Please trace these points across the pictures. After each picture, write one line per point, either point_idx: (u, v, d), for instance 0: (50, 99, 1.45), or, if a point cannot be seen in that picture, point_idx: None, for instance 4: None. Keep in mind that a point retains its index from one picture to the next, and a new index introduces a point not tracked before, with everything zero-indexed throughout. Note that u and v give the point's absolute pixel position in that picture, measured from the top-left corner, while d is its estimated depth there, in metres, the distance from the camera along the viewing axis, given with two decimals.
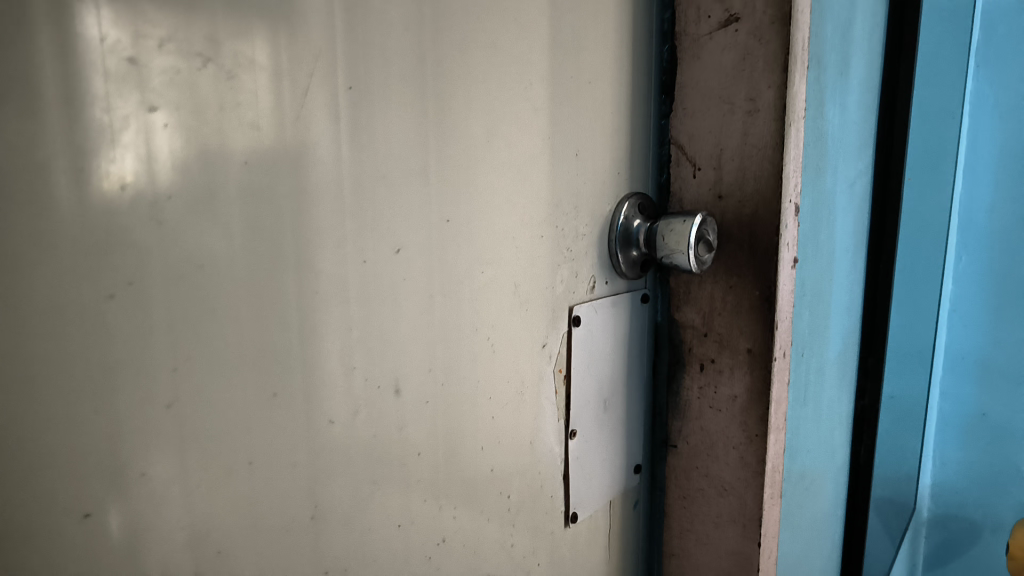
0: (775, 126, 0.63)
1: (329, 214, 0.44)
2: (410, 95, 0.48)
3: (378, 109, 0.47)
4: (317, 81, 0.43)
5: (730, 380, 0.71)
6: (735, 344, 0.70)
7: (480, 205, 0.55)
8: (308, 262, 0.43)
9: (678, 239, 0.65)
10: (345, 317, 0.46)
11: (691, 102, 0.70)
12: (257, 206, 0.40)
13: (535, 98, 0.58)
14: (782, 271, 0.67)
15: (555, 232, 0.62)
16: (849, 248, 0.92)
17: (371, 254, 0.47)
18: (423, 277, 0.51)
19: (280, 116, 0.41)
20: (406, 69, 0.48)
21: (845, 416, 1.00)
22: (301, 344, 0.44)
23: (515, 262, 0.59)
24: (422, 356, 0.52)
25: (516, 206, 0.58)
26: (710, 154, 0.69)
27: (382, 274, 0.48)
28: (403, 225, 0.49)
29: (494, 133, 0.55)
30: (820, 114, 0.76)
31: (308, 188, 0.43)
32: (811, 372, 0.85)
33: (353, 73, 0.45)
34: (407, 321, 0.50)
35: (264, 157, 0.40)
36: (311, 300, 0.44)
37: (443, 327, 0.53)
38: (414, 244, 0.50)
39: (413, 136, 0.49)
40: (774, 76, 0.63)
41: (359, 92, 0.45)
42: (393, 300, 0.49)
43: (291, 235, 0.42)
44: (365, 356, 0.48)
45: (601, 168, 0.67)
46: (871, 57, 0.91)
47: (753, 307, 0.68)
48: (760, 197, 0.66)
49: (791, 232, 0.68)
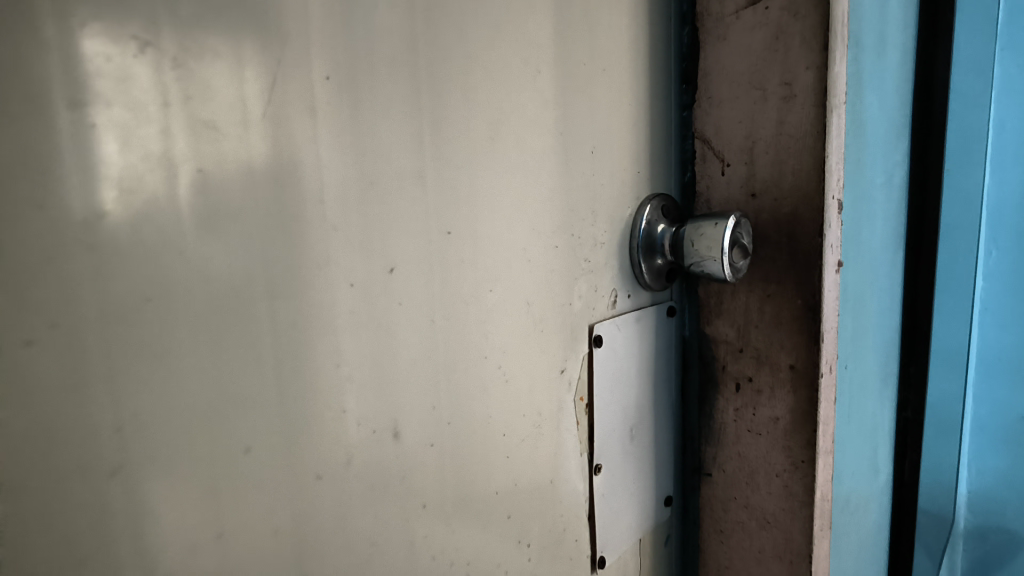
0: (814, 112, 0.56)
1: (311, 228, 0.37)
2: (403, 88, 0.41)
3: (360, 100, 0.39)
4: (288, 66, 0.35)
5: (771, 400, 0.63)
6: (776, 360, 0.63)
7: (486, 212, 0.48)
8: (286, 285, 0.36)
9: (709, 244, 0.58)
10: (331, 350, 0.38)
11: (717, 91, 0.63)
12: (219, 222, 0.33)
13: (544, 88, 0.51)
14: (828, 277, 0.59)
15: (572, 240, 0.55)
16: (888, 249, 0.85)
17: (363, 273, 0.40)
18: (424, 298, 0.43)
19: (241, 109, 0.33)
20: (396, 55, 0.41)
21: (886, 431, 0.93)
22: (279, 386, 0.36)
23: (529, 277, 0.51)
24: (428, 391, 0.44)
25: (527, 212, 0.51)
26: (741, 147, 0.62)
27: (374, 297, 0.41)
28: (399, 239, 0.42)
29: (499, 132, 0.48)
30: (856, 102, 0.69)
31: (279, 197, 0.35)
32: (853, 385, 0.78)
33: (332, 59, 0.37)
34: (406, 351, 0.43)
35: (225, 163, 0.33)
36: (288, 331, 0.36)
37: (448, 356, 0.45)
38: (410, 260, 0.42)
39: (405, 135, 0.42)
40: (812, 56, 0.56)
41: (342, 80, 0.38)
42: (388, 329, 0.41)
43: (264, 253, 0.35)
44: (357, 395, 0.40)
45: (619, 167, 0.59)
46: (905, 40, 0.84)
47: (795, 318, 0.61)
48: (799, 194, 0.58)
49: (835, 232, 0.60)
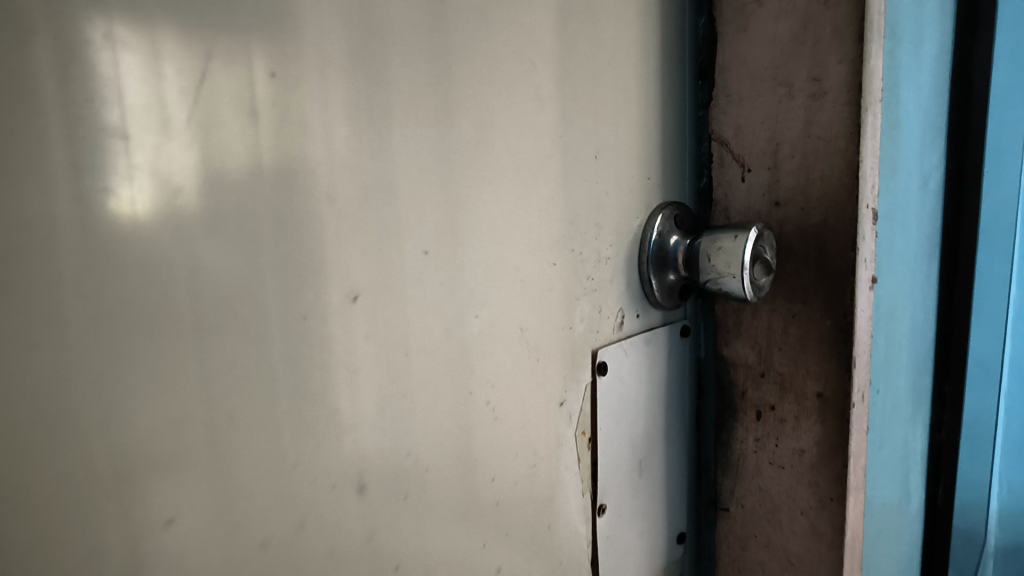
0: (847, 111, 0.50)
1: (244, 255, 0.30)
2: (370, 84, 0.35)
3: (316, 99, 0.33)
4: (199, 60, 0.28)
5: (795, 431, 0.57)
6: (801, 387, 0.56)
7: (472, 228, 0.42)
8: (215, 322, 0.30)
9: (727, 259, 0.52)
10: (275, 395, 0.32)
11: (737, 87, 0.57)
12: (120, 246, 0.26)
13: (540, 85, 0.45)
14: (860, 295, 0.53)
15: (573, 256, 0.49)
16: (921, 259, 0.78)
17: (320, 302, 0.34)
18: (395, 329, 0.37)
19: (155, 109, 0.27)
20: (360, 45, 0.35)
21: (917, 455, 0.86)
22: (209, 443, 0.30)
23: (523, 299, 0.45)
24: (401, 436, 0.38)
25: (519, 226, 0.45)
26: (763, 151, 0.56)
27: (333, 328, 0.34)
28: (366, 262, 0.36)
29: (484, 135, 0.42)
30: (890, 100, 0.63)
31: (201, 218, 0.29)
32: (884, 409, 0.71)
33: (281, 50, 0.31)
34: (372, 390, 0.37)
35: (128, 175, 0.26)
36: (220, 377, 0.30)
37: (428, 395, 0.40)
38: (378, 286, 0.36)
39: (372, 139, 0.36)
40: (845, 49, 0.50)
41: (291, 74, 0.32)
42: (353, 367, 0.35)
43: (185, 284, 0.29)
44: (311, 444, 0.34)
45: (627, 173, 0.53)
46: (942, 31, 0.77)
47: (823, 342, 0.55)
48: (830, 202, 0.52)
49: (869, 245, 0.54)
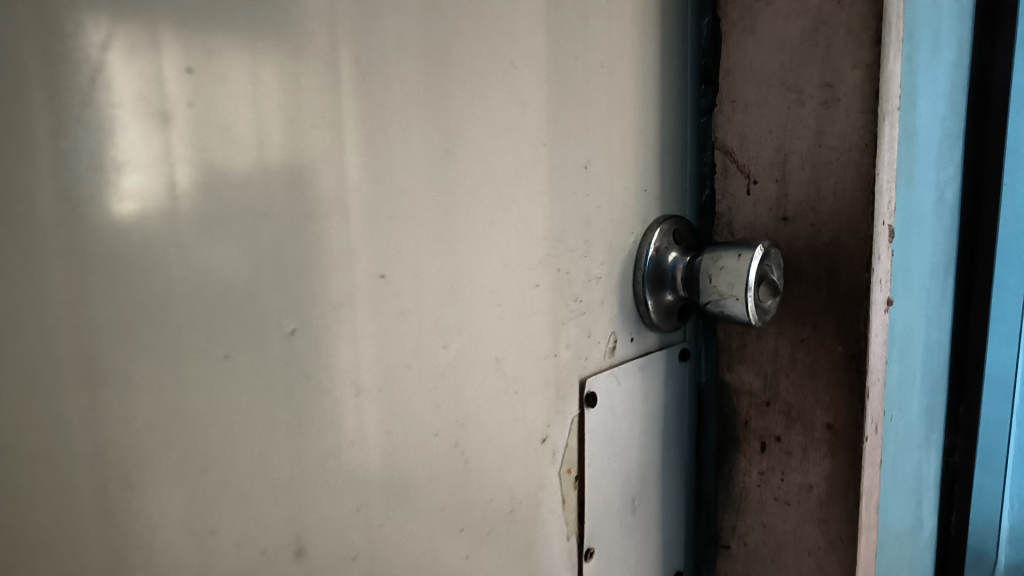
0: (862, 119, 0.46)
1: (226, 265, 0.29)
2: (316, 85, 0.31)
3: (247, 103, 0.28)
4: (191, 55, 0.27)
5: (802, 465, 0.53)
6: (809, 419, 0.52)
7: (439, 248, 0.37)
8: (166, 352, 0.27)
9: (730, 280, 0.47)
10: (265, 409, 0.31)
11: (741, 92, 0.53)
12: (77, 264, 0.25)
13: (520, 89, 0.41)
14: (874, 320, 0.49)
15: (559, 277, 0.45)
16: (938, 277, 0.73)
17: (250, 341, 0.30)
18: (343, 365, 0.34)
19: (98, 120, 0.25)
20: (304, 43, 0.30)
21: (931, 481, 0.81)
22: (102, 504, 0.26)
23: (499, 326, 0.41)
24: (348, 490, 0.35)
25: (496, 244, 0.41)
26: (771, 161, 0.51)
27: (261, 367, 0.30)
28: (307, 292, 0.32)
29: (455, 145, 0.38)
30: (907, 108, 0.58)
31: (175, 231, 0.27)
32: (898, 436, 0.67)
33: (200, 48, 0.27)
34: (313, 435, 0.33)
35: (81, 189, 0.24)
36: (119, 426, 0.26)
37: (383, 443, 0.36)
38: (321, 318, 0.32)
39: (319, 151, 0.31)
40: (860, 52, 0.46)
41: (214, 74, 0.27)
42: (290, 412, 0.32)
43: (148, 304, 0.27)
44: (236, 502, 0.30)
45: (620, 185, 0.49)
46: (963, 33, 0.72)
47: (834, 370, 0.50)
48: (843, 219, 0.48)
49: (885, 264, 0.49)
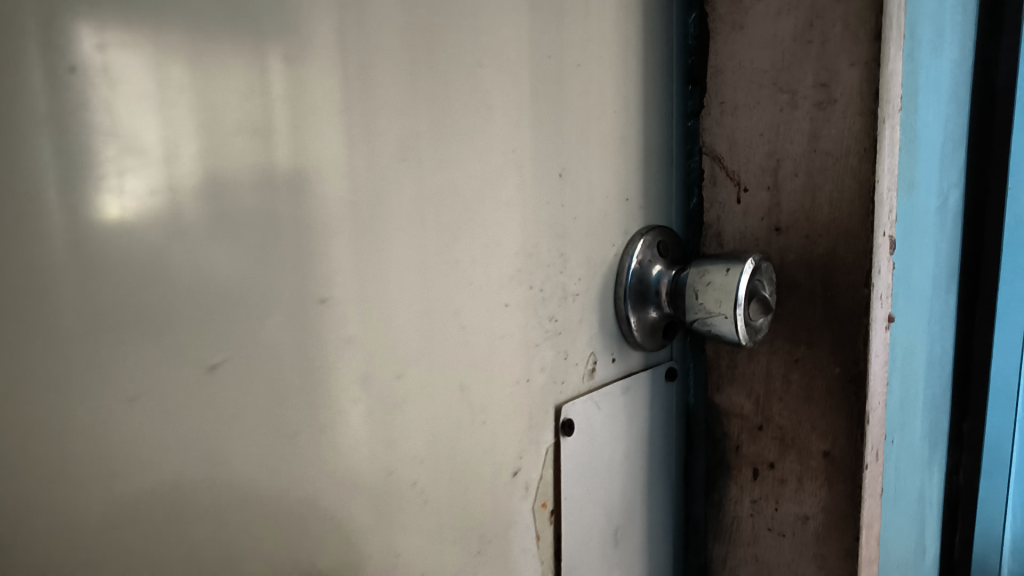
0: (861, 122, 0.43)
1: (226, 272, 0.28)
2: (235, 84, 0.27)
3: (147, 104, 0.25)
4: (180, 59, 0.26)
5: (798, 494, 0.49)
6: (805, 444, 0.48)
7: (390, 266, 0.33)
8: (51, 392, 0.24)
9: (718, 296, 0.44)
10: (260, 425, 0.29)
11: (731, 93, 0.49)
12: (9, 280, 0.23)
13: (483, 88, 0.37)
14: (874, 338, 0.45)
15: (531, 294, 0.41)
16: (939, 289, 0.69)
17: (157, 381, 0.26)
18: (277, 402, 0.30)
19: (69, 125, 0.23)
20: (222, 35, 0.27)
21: (934, 502, 0.78)
22: None
23: (463, 351, 0.37)
24: (286, 539, 0.31)
25: (460, 261, 0.37)
26: (762, 168, 0.48)
27: (170, 410, 0.27)
28: (230, 319, 0.28)
29: (409, 151, 0.34)
30: (909, 110, 0.55)
31: (167, 240, 0.26)
32: (900, 458, 0.63)
33: (87, 39, 0.23)
34: (239, 481, 0.29)
35: (44, 195, 0.23)
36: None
37: (329, 487, 0.32)
38: (248, 347, 0.29)
39: (241, 158, 0.28)
40: (859, 49, 0.42)
41: (105, 68, 0.24)
42: (213, 455, 0.28)
43: (139, 316, 0.26)
44: (145, 563, 0.27)
45: (599, 193, 0.45)
46: (965, 31, 0.69)
47: (831, 393, 0.46)
48: (841, 229, 0.45)
49: (886, 279, 0.46)
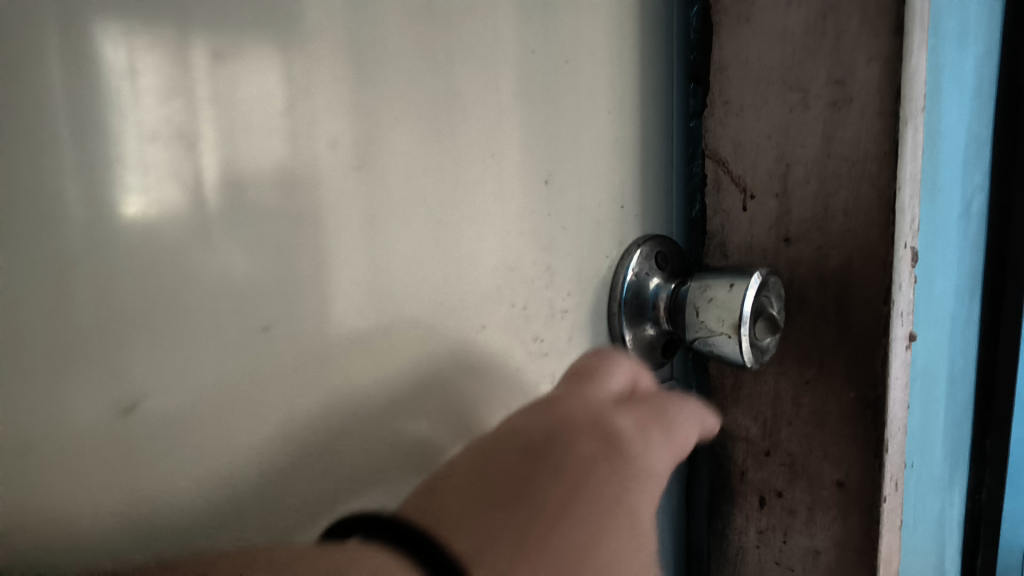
0: (880, 124, 0.39)
1: (241, 276, 0.27)
2: (150, 86, 0.24)
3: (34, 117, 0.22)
4: (99, 61, 0.23)
5: (808, 527, 0.45)
6: (817, 474, 0.44)
7: (344, 285, 0.30)
8: None
9: (721, 314, 0.40)
10: (299, 396, 0.29)
11: (736, 92, 0.45)
12: None
13: (457, 88, 0.33)
14: (895, 361, 0.41)
15: (512, 313, 0.38)
16: (962, 300, 0.65)
17: (62, 426, 0.23)
18: (208, 445, 0.27)
19: None
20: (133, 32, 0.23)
21: (955, 524, 0.74)
22: None
23: (432, 378, 0.35)
24: None
25: (429, 279, 0.33)
26: (770, 173, 0.44)
27: (77, 459, 0.24)
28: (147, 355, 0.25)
29: (364, 158, 0.30)
30: (932, 109, 0.50)
31: (85, 266, 0.23)
32: (919, 481, 0.59)
33: None
34: (169, 526, 0.26)
35: None
36: None
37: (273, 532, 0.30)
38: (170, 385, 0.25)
39: (156, 173, 0.24)
40: (878, 44, 0.38)
41: None
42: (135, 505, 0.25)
43: (134, 322, 0.24)
44: None
45: (591, 201, 0.42)
46: (995, 22, 0.64)
47: (845, 420, 0.43)
48: (857, 241, 0.41)
49: (907, 295, 0.42)
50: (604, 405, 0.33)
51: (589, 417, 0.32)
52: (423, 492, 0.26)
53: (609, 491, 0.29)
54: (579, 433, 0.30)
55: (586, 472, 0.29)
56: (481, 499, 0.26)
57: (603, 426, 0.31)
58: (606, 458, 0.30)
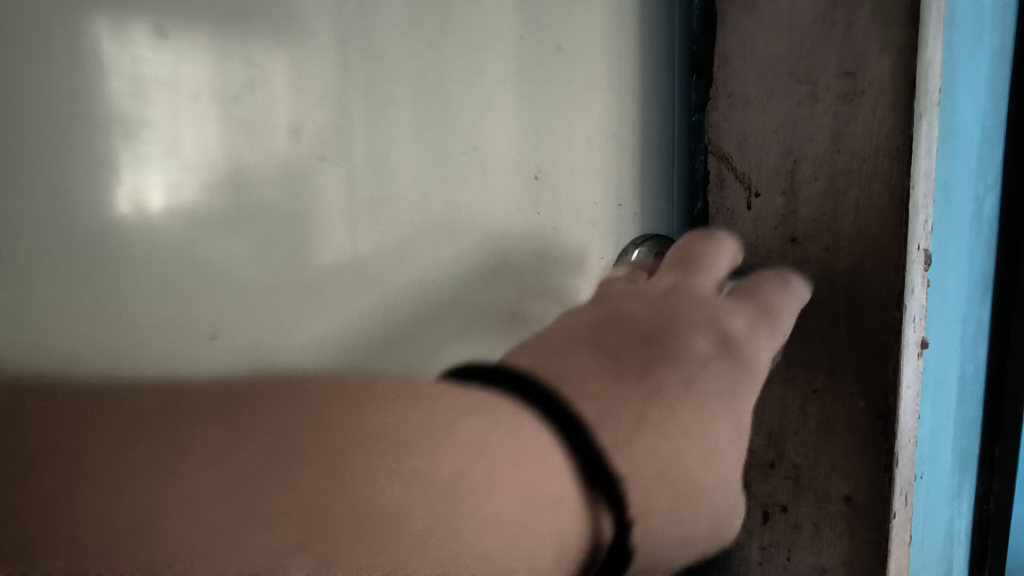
0: (893, 117, 0.37)
1: (246, 264, 0.28)
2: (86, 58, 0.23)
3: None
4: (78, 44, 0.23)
5: (814, 543, 0.43)
6: (823, 488, 0.42)
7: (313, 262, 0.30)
8: None
9: None
10: (354, 297, 0.31)
11: (740, 84, 0.42)
12: None
13: (444, 87, 0.33)
14: (907, 368, 0.39)
15: (489, 281, 0.37)
16: (973, 303, 0.62)
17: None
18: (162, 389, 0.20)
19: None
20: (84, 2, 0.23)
21: (962, 536, 0.72)
22: None
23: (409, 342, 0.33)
24: None
25: (401, 249, 0.33)
26: (776, 170, 0.42)
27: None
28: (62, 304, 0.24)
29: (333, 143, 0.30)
30: (946, 105, 0.48)
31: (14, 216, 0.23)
32: (929, 493, 0.57)
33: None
34: None
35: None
36: None
37: None
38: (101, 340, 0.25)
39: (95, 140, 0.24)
40: (891, 33, 0.36)
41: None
42: None
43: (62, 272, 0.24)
44: None
45: (586, 199, 0.40)
46: (1008, 17, 0.62)
47: (853, 431, 0.41)
48: (869, 241, 0.38)
49: (920, 299, 0.39)
50: (711, 298, 0.31)
51: (701, 308, 0.29)
52: (541, 346, 0.24)
53: (721, 392, 0.26)
54: (687, 315, 0.28)
55: (701, 368, 0.26)
56: (601, 361, 0.23)
57: (720, 320, 0.29)
58: (716, 359, 0.27)
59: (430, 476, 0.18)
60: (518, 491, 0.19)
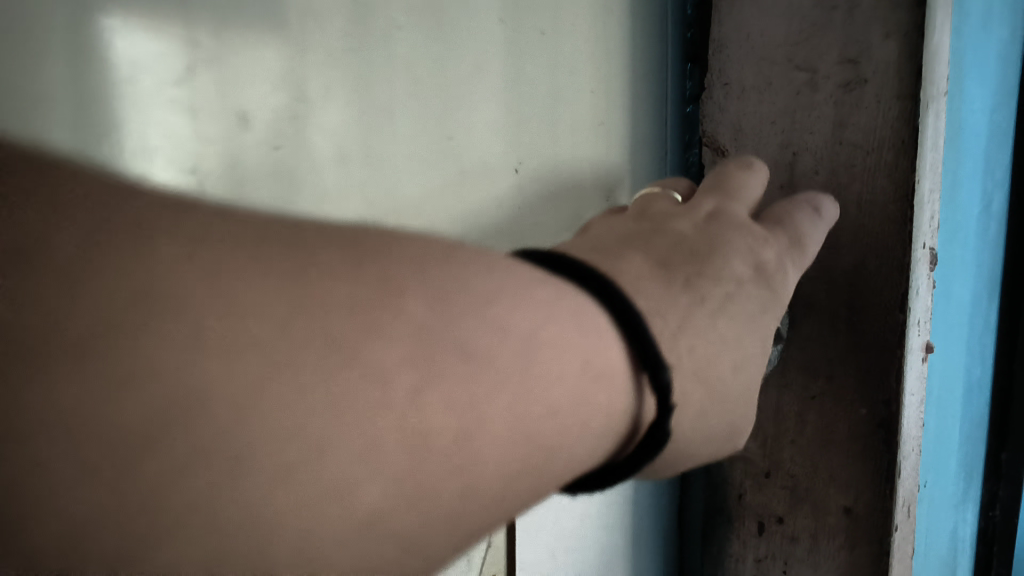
0: (898, 107, 0.35)
1: (318, 136, 0.27)
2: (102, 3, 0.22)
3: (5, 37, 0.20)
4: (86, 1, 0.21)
5: (812, 556, 0.41)
6: (821, 499, 0.40)
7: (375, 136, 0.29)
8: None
9: None
10: (430, 166, 0.31)
11: (737, 72, 0.40)
12: None
13: (417, 72, 0.30)
14: (912, 374, 0.37)
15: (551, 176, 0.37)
16: (979, 304, 0.60)
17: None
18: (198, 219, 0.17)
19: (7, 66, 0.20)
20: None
21: (966, 543, 0.69)
22: None
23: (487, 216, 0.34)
24: None
25: (457, 137, 0.32)
26: (775, 163, 0.39)
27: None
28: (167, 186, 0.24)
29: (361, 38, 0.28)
30: (954, 96, 0.46)
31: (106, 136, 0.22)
32: (932, 500, 0.55)
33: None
34: None
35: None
36: None
37: None
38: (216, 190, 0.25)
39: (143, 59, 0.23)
40: (896, 18, 0.34)
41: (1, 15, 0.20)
42: None
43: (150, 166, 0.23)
44: None
45: (569, 189, 0.38)
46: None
47: (853, 440, 0.38)
48: (872, 239, 0.36)
49: (926, 300, 0.37)
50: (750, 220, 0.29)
51: (738, 223, 0.28)
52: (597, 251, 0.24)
53: (754, 315, 0.25)
54: (723, 235, 0.27)
55: (737, 289, 0.25)
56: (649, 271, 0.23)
57: (758, 245, 0.28)
58: (751, 280, 0.25)
59: (477, 348, 0.17)
60: (573, 368, 0.18)
